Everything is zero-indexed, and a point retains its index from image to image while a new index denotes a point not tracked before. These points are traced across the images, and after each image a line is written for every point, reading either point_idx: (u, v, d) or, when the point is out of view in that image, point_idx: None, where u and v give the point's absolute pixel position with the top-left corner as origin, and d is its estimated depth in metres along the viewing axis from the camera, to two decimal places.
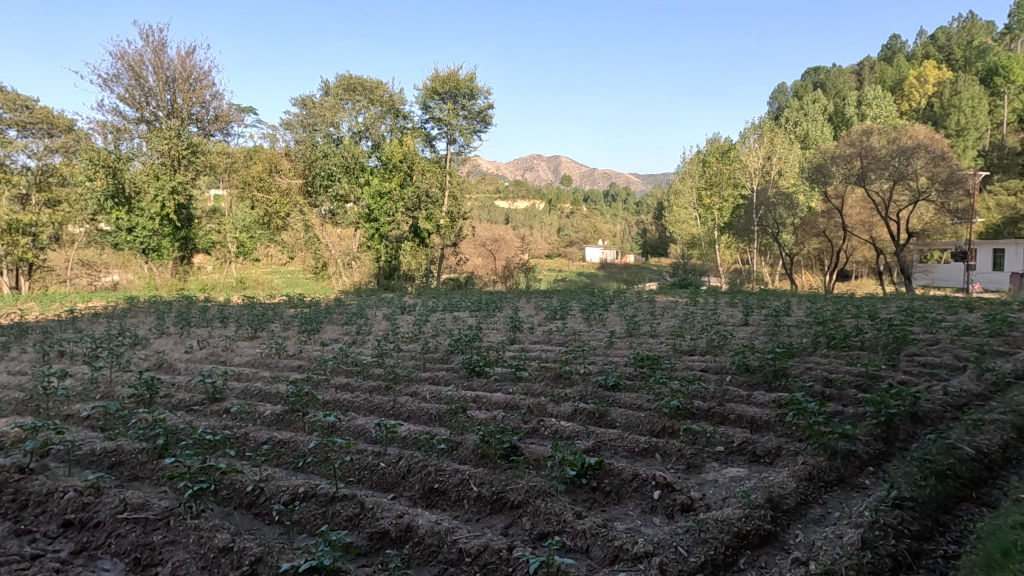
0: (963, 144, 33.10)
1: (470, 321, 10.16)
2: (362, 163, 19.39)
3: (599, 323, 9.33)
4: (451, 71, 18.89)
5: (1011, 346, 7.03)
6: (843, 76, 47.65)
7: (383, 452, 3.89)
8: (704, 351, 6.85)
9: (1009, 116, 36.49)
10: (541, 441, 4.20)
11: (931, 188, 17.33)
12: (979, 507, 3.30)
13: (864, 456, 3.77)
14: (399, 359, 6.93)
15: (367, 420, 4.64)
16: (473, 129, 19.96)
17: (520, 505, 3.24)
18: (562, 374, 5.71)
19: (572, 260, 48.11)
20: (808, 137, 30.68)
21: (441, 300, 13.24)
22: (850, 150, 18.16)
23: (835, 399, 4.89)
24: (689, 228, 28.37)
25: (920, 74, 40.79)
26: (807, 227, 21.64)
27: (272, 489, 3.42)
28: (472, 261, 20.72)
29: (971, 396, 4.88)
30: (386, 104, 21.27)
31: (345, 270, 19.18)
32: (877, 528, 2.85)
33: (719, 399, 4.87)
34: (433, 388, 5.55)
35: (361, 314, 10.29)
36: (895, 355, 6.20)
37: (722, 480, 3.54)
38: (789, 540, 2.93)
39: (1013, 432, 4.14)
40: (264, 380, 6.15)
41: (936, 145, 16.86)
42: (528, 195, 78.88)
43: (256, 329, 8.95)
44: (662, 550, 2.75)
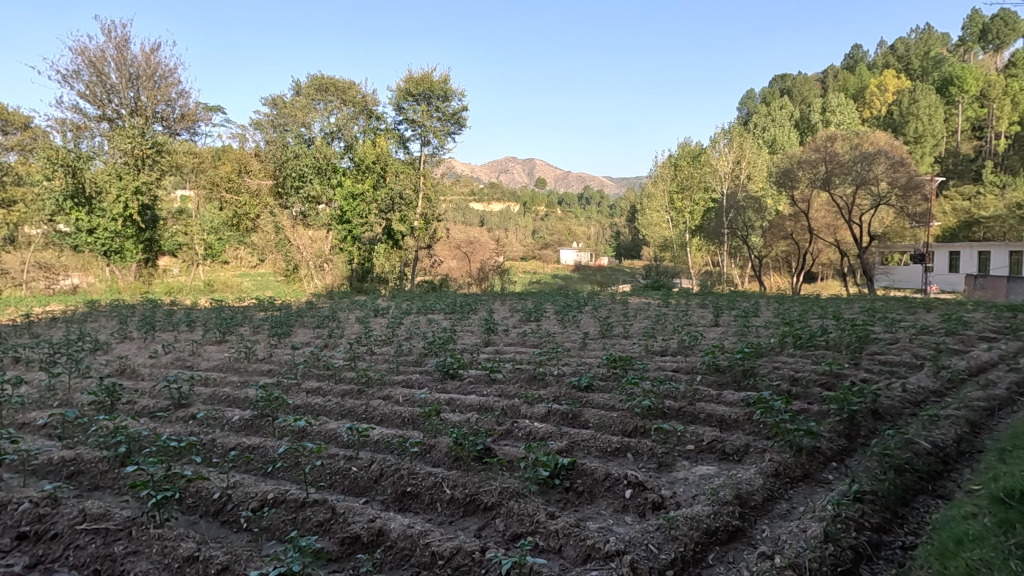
0: (920, 151, 34.44)
1: (444, 323, 10.16)
2: (334, 164, 19.13)
3: (573, 325, 9.44)
4: (425, 72, 18.79)
5: (965, 344, 7.34)
6: (808, 84, 49.08)
7: (355, 456, 3.85)
8: (675, 351, 6.98)
9: (963, 124, 38.00)
10: (514, 443, 4.22)
11: (891, 193, 17.92)
12: (935, 499, 3.42)
13: (828, 452, 3.89)
14: (372, 363, 6.87)
15: (339, 424, 4.58)
16: (447, 130, 19.89)
17: (493, 506, 3.24)
18: (536, 376, 5.75)
19: (547, 262, 48.49)
20: (775, 142, 31.55)
21: (416, 303, 13.17)
22: (815, 155, 18.69)
23: (800, 396, 5.03)
24: (662, 230, 28.77)
25: (880, 82, 42.23)
26: (775, 230, 22.39)
27: (240, 495, 3.35)
28: (448, 263, 20.51)
29: (929, 392, 5.08)
30: (359, 104, 20.80)
31: (317, 272, 19.43)
32: (839, 521, 2.94)
33: (689, 399, 4.96)
34: (406, 391, 5.52)
35: (333, 317, 10.17)
36: (858, 354, 6.41)
37: (692, 478, 3.59)
38: (756, 535, 3.00)
39: (966, 427, 4.33)
40: (233, 385, 6.01)
41: (895, 152, 17.49)
42: (503, 197, 78.98)
43: (225, 333, 8.78)
44: (634, 548, 2.78)
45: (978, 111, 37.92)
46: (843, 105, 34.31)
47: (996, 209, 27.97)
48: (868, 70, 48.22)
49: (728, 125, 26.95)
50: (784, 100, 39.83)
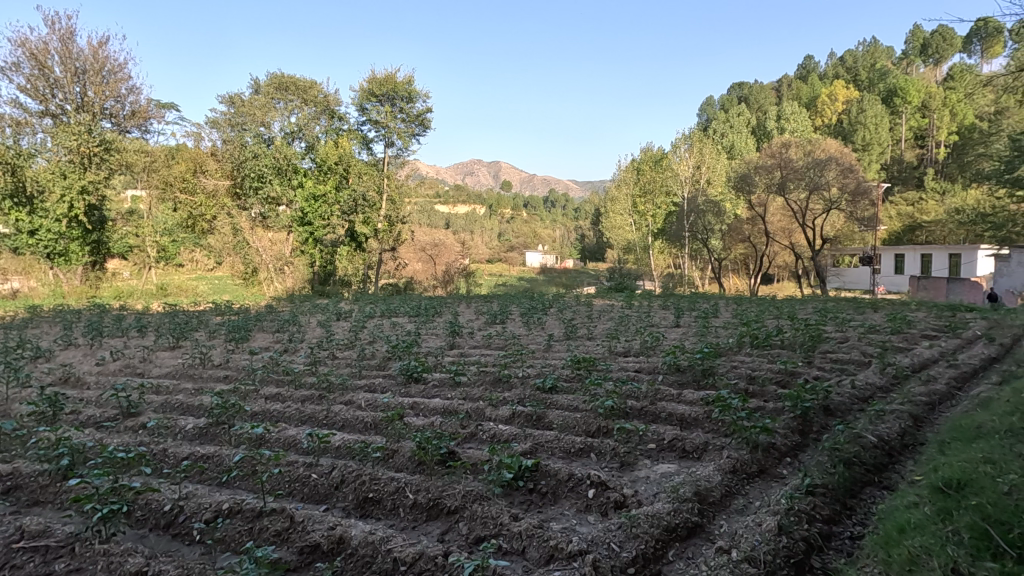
0: (868, 158, 36.12)
1: (409, 326, 10.05)
2: (295, 165, 18.87)
3: (538, 327, 9.49)
4: (388, 73, 18.64)
5: (909, 342, 7.74)
6: (764, 93, 50.84)
7: (315, 462, 3.76)
8: (638, 352, 7.12)
9: (906, 133, 40.04)
10: (478, 445, 4.21)
11: (841, 198, 18.72)
12: (881, 490, 3.58)
13: (783, 448, 4.02)
14: (334, 367, 6.74)
15: (299, 430, 4.47)
16: (411, 132, 19.74)
17: (457, 510, 3.22)
18: (500, 379, 5.75)
19: (512, 265, 48.55)
20: (733, 148, 32.60)
21: (379, 306, 12.98)
22: (771, 161, 19.32)
23: (756, 394, 5.19)
24: (625, 233, 29.22)
25: (830, 91, 44.02)
26: (733, 233, 23.40)
27: (193, 506, 3.24)
28: (413, 266, 20.12)
29: (875, 388, 5.32)
30: (321, 104, 20.46)
31: (277, 275, 18.31)
32: (792, 514, 3.04)
33: (651, 399, 5.05)
34: (369, 396, 5.43)
35: (293, 321, 9.93)
36: (810, 353, 6.65)
37: (654, 476, 3.66)
38: (715, 531, 3.07)
39: (909, 420, 4.56)
40: (187, 392, 5.79)
41: (844, 159, 18.30)
42: (468, 199, 78.74)
43: (178, 338, 8.46)
44: (596, 547, 2.81)
45: (920, 121, 40.00)
46: (796, 113, 35.63)
47: (936, 213, 29.56)
48: (819, 80, 50.31)
49: (688, 130, 27.59)
50: (741, 107, 41.09)
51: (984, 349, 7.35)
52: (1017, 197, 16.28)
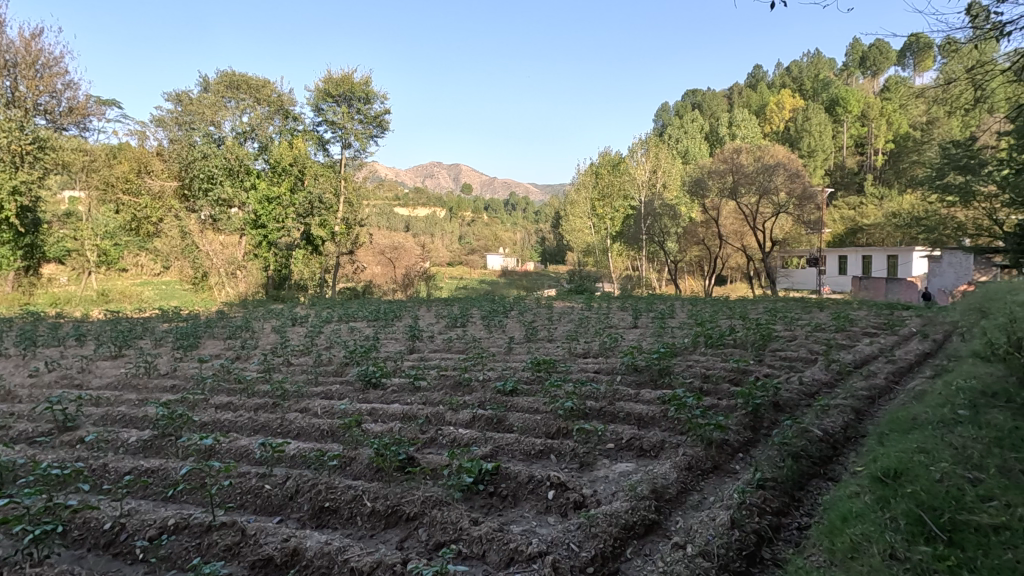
0: (813, 164, 37.83)
1: (368, 330, 9.88)
2: (248, 166, 18.28)
3: (499, 330, 9.50)
4: (345, 74, 18.33)
5: (852, 339, 8.15)
6: (717, 100, 52.54)
7: (269, 473, 3.65)
8: (597, 353, 7.22)
9: (848, 141, 42.10)
10: (438, 450, 4.16)
11: (789, 202, 19.54)
12: (826, 481, 3.74)
13: (735, 444, 4.14)
14: (290, 374, 6.56)
15: (251, 440, 4.33)
16: (369, 133, 19.44)
17: (416, 516, 3.18)
18: (461, 382, 5.72)
19: (474, 268, 48.48)
20: (688, 153, 33.56)
21: (337, 311, 12.70)
22: (723, 166, 19.96)
23: (711, 392, 5.34)
24: (584, 236, 29.69)
25: (778, 99, 45.78)
26: (689, 236, 23.98)
27: (136, 523, 3.08)
28: (370, 269, 19.96)
29: (821, 384, 5.57)
30: (275, 104, 20.02)
31: (229, 280, 17.79)
32: (743, 508, 3.14)
33: (610, 399, 5.13)
34: (326, 402, 5.31)
35: (246, 327, 9.60)
36: (762, 351, 6.90)
37: (612, 475, 3.72)
38: (671, 527, 3.14)
39: (852, 414, 4.79)
40: (131, 403, 5.52)
41: (791, 165, 19.11)
42: (429, 202, 78.19)
43: (121, 347, 8.05)
44: (555, 548, 2.83)
45: (860, 129, 42.17)
46: (746, 120, 36.98)
47: (876, 217, 31.22)
48: (767, 89, 52.35)
49: (645, 135, 28.14)
50: (695, 113, 42.34)
51: (919, 345, 7.80)
52: (947, 202, 17.41)
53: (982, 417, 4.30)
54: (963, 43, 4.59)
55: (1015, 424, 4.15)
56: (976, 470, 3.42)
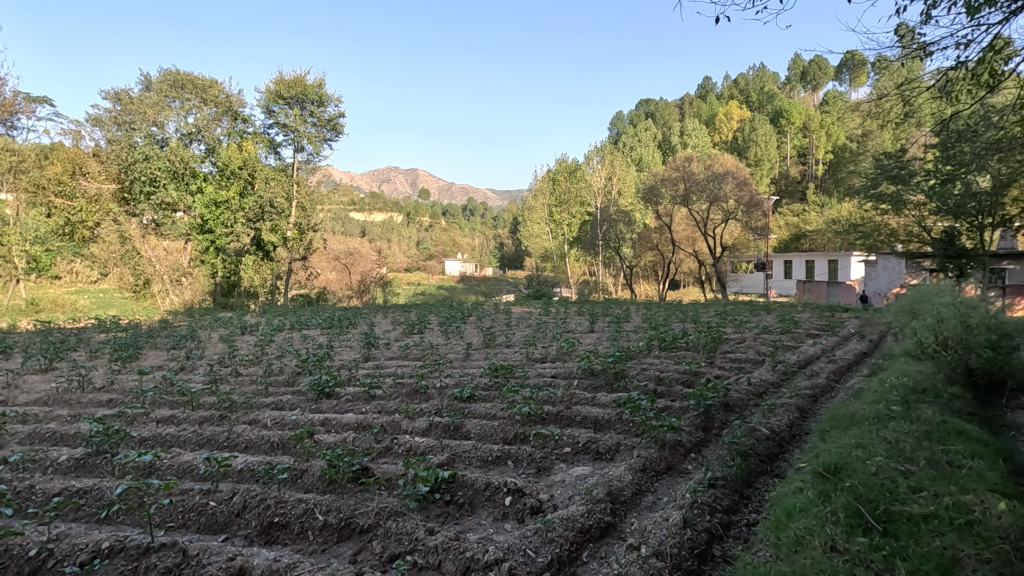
0: (760, 173, 39.44)
1: (321, 338, 9.62)
2: (193, 168, 17.58)
3: (457, 336, 9.44)
4: (298, 75, 17.88)
5: (796, 340, 8.53)
6: (669, 109, 54.14)
7: (214, 489, 3.48)
8: (554, 357, 7.27)
9: (792, 151, 44.12)
10: (393, 460, 4.09)
11: (738, 209, 20.30)
12: (773, 478, 3.88)
13: (687, 444, 4.25)
14: (238, 385, 6.30)
15: (195, 455, 4.13)
16: (323, 137, 19.06)
17: (370, 528, 3.11)
18: (417, 390, 5.64)
19: (432, 273, 48.05)
20: (641, 161, 34.42)
21: (289, 318, 12.31)
22: (675, 174, 20.54)
23: (665, 394, 5.47)
24: (542, 241, 29.98)
25: (727, 110, 47.60)
26: (643, 242, 24.58)
27: (66, 548, 2.88)
28: (325, 275, 19.68)
29: (769, 384, 5.79)
30: (222, 105, 19.53)
31: (173, 288, 16.76)
32: (695, 507, 3.22)
33: (566, 403, 5.18)
34: (276, 413, 5.13)
35: (192, 337, 9.18)
36: (712, 353, 7.13)
37: (569, 479, 3.74)
38: (626, 529, 3.18)
39: (797, 412, 5.00)
40: (61, 420, 5.18)
41: (739, 173, 19.86)
42: (385, 206, 77.09)
43: (51, 360, 7.54)
44: (512, 555, 2.82)
45: (802, 140, 44.27)
46: (697, 130, 38.22)
47: (818, 223, 32.79)
48: (716, 100, 54.32)
49: (601, 142, 28.66)
50: (648, 122, 43.47)
51: (857, 345, 8.23)
52: (882, 209, 18.48)
53: (913, 412, 4.56)
54: (894, 61, 4.88)
55: (942, 418, 4.43)
56: (908, 462, 3.63)
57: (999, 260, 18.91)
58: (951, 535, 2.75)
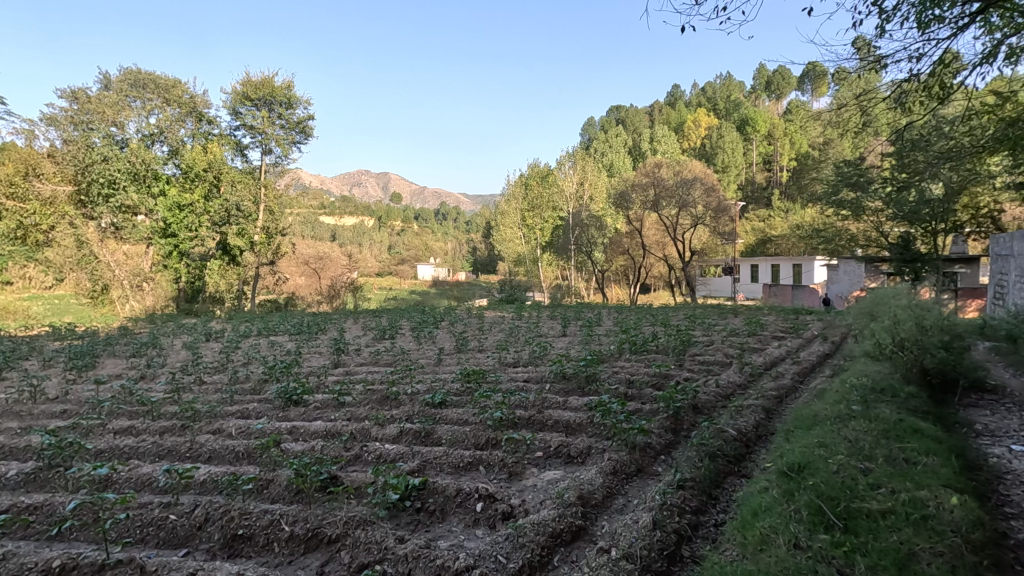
0: (727, 179, 40.37)
1: (289, 345, 9.43)
2: (155, 171, 16.95)
3: (428, 341, 9.37)
4: (265, 77, 17.55)
5: (762, 342, 8.74)
6: (639, 116, 55.07)
7: (174, 502, 3.37)
8: (526, 362, 7.29)
9: (757, 158, 45.30)
10: (362, 468, 4.02)
11: (706, 214, 20.71)
12: (740, 478, 3.96)
13: (657, 446, 4.30)
14: (201, 394, 6.13)
15: (155, 467, 3.99)
16: (291, 139, 18.77)
17: (338, 538, 3.05)
18: (388, 397, 5.58)
19: (404, 278, 47.63)
20: (612, 166, 34.90)
21: (256, 325, 12.03)
22: (645, 180, 20.89)
23: (635, 397, 5.53)
24: (515, 246, 30.04)
25: (695, 118, 48.65)
26: (614, 246, 24.88)
27: (14, 567, 2.75)
28: (294, 280, 19.42)
29: (736, 385, 5.92)
30: (186, 106, 19.13)
31: (134, 293, 16.32)
32: (665, 509, 3.26)
33: (538, 407, 5.19)
34: (242, 422, 5.00)
35: (153, 344, 8.88)
36: (681, 356, 7.25)
37: (541, 484, 3.74)
38: (597, 532, 3.19)
39: (763, 413, 5.12)
40: (10, 432, 4.94)
41: (707, 179, 20.31)
42: (357, 210, 76.21)
43: (1, 370, 7.20)
44: (483, 561, 2.81)
45: (767, 148, 45.55)
46: (666, 136, 38.94)
47: (782, 228, 33.75)
48: (684, 108, 55.50)
49: (573, 148, 28.94)
50: (619, 128, 44.11)
51: (820, 347, 8.48)
52: (842, 215, 19.13)
53: (872, 411, 4.72)
54: (852, 72, 5.07)
55: (899, 416, 4.59)
56: (867, 460, 3.75)
57: (950, 263, 19.79)
58: (908, 529, 2.85)
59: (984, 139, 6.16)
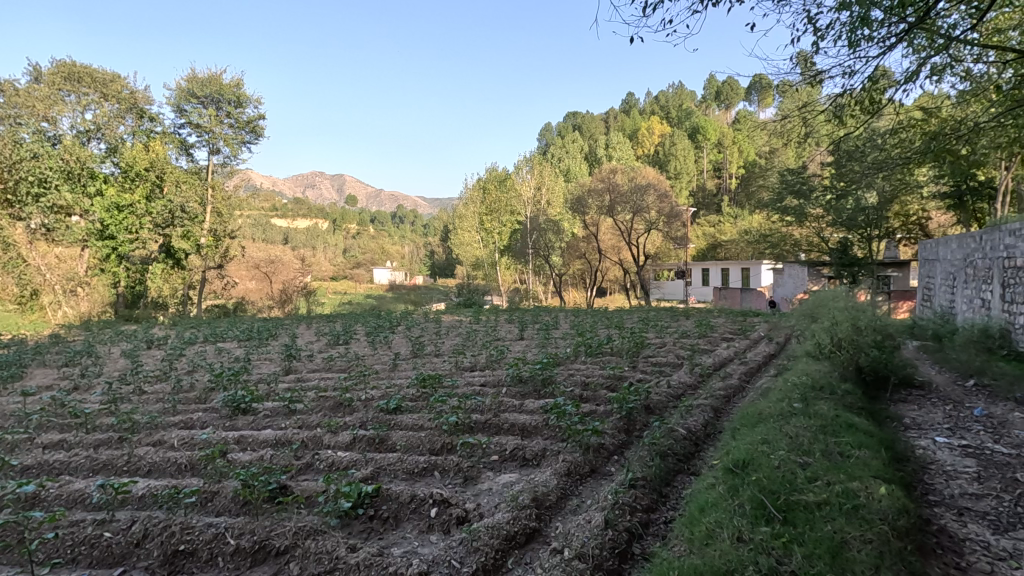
0: (680, 185, 41.61)
1: (238, 351, 9.09)
2: (91, 169, 15.98)
3: (384, 346, 9.26)
4: (213, 74, 16.95)
5: (711, 343, 9.06)
6: (595, 123, 56.22)
7: (110, 519, 3.21)
8: (483, 366, 7.28)
9: (708, 165, 46.92)
10: (314, 477, 3.93)
11: (659, 219, 21.29)
12: (689, 476, 4.08)
13: (610, 447, 4.38)
14: (142, 404, 5.83)
15: (88, 482, 3.78)
16: (240, 139, 18.18)
17: (286, 550, 2.96)
18: (341, 403, 5.48)
19: (360, 282, 46.82)
20: (569, 172, 35.41)
21: (202, 331, 11.56)
22: (601, 185, 21.29)
23: (590, 398, 5.63)
24: (473, 250, 30.00)
25: (649, 126, 49.98)
26: (571, 250, 25.26)
27: None
28: (244, 284, 18.93)
29: (686, 386, 6.10)
30: (126, 102, 18.35)
31: (67, 299, 15.03)
32: (617, 508, 3.34)
33: (494, 411, 5.20)
34: (184, 433, 4.78)
35: (88, 352, 8.39)
36: (635, 358, 7.44)
37: (496, 487, 3.75)
38: (551, 533, 3.23)
39: (711, 413, 5.31)
40: None
41: (660, 185, 20.90)
42: (309, 212, 74.32)
43: None
44: (436, 567, 2.80)
45: (717, 155, 47.24)
46: (621, 143, 39.81)
47: (731, 234, 35.12)
48: (638, 115, 56.87)
49: (530, 153, 29.18)
50: (575, 134, 44.76)
51: (765, 348, 8.84)
52: (787, 221, 20.01)
53: (812, 408, 4.96)
54: (793, 85, 5.34)
55: (836, 412, 4.84)
56: (806, 455, 3.94)
57: (884, 267, 21.05)
58: (840, 519, 2.99)
59: (911, 151, 6.58)
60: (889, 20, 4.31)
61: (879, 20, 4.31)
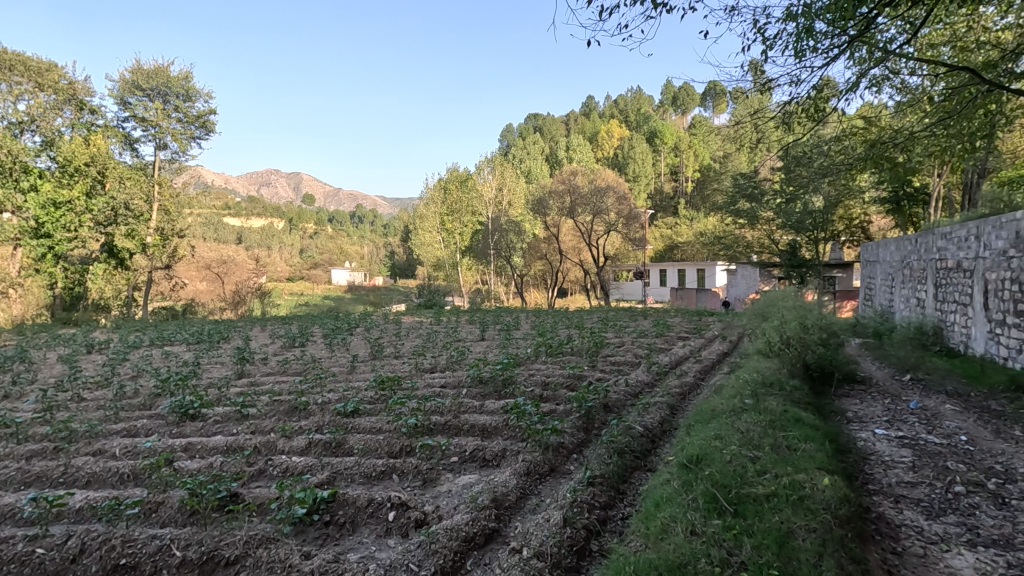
0: (639, 188, 42.45)
1: (186, 355, 8.73)
2: (25, 163, 15.03)
3: (342, 348, 9.07)
4: (160, 65, 16.25)
5: (668, 342, 9.28)
6: (556, 125, 56.71)
7: (43, 534, 3.02)
8: (444, 367, 7.23)
9: (666, 168, 48.00)
10: (267, 483, 3.81)
11: (618, 221, 21.64)
12: (646, 472, 4.16)
13: (569, 445, 4.43)
14: (81, 412, 5.53)
15: (18, 496, 3.55)
16: (189, 134, 17.48)
17: (237, 560, 2.86)
18: (296, 407, 5.33)
19: (317, 283, 45.73)
20: (530, 173, 35.61)
21: (147, 334, 11.05)
22: (562, 186, 21.48)
23: (550, 398, 5.66)
24: (434, 251, 29.77)
25: (608, 129, 50.81)
26: (533, 251, 25.38)
27: None
28: (194, 285, 18.12)
29: (644, 384, 6.22)
30: (63, 92, 17.27)
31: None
32: (575, 506, 3.37)
33: (454, 412, 5.17)
34: (127, 441, 4.55)
35: (21, 358, 7.88)
36: (594, 357, 7.54)
37: (455, 488, 3.73)
38: (510, 533, 3.23)
39: (668, 410, 5.43)
40: None
41: (619, 188, 21.27)
42: (264, 211, 72.06)
43: None
44: (393, 571, 2.75)
45: (674, 159, 48.39)
46: (581, 146, 40.28)
47: (688, 236, 36.05)
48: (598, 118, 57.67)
49: (491, 154, 29.19)
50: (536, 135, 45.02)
51: (719, 346, 9.12)
52: (740, 224, 20.69)
53: (761, 404, 5.14)
54: (746, 93, 5.52)
55: (784, 408, 5.04)
56: (756, 449, 4.08)
57: (829, 268, 22.02)
58: (787, 509, 3.11)
59: (853, 157, 6.91)
60: (832, 32, 4.51)
61: (822, 32, 4.52)
